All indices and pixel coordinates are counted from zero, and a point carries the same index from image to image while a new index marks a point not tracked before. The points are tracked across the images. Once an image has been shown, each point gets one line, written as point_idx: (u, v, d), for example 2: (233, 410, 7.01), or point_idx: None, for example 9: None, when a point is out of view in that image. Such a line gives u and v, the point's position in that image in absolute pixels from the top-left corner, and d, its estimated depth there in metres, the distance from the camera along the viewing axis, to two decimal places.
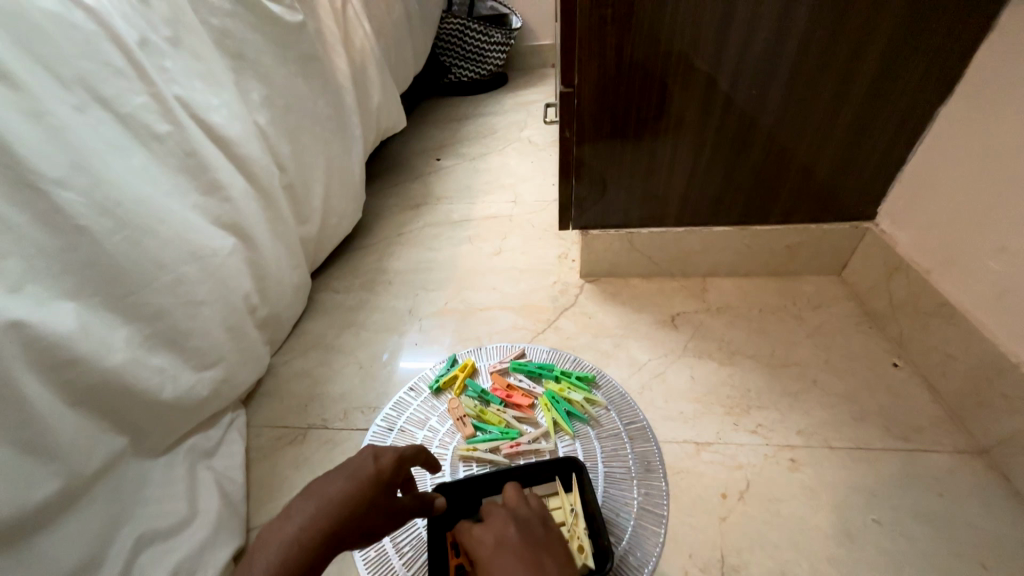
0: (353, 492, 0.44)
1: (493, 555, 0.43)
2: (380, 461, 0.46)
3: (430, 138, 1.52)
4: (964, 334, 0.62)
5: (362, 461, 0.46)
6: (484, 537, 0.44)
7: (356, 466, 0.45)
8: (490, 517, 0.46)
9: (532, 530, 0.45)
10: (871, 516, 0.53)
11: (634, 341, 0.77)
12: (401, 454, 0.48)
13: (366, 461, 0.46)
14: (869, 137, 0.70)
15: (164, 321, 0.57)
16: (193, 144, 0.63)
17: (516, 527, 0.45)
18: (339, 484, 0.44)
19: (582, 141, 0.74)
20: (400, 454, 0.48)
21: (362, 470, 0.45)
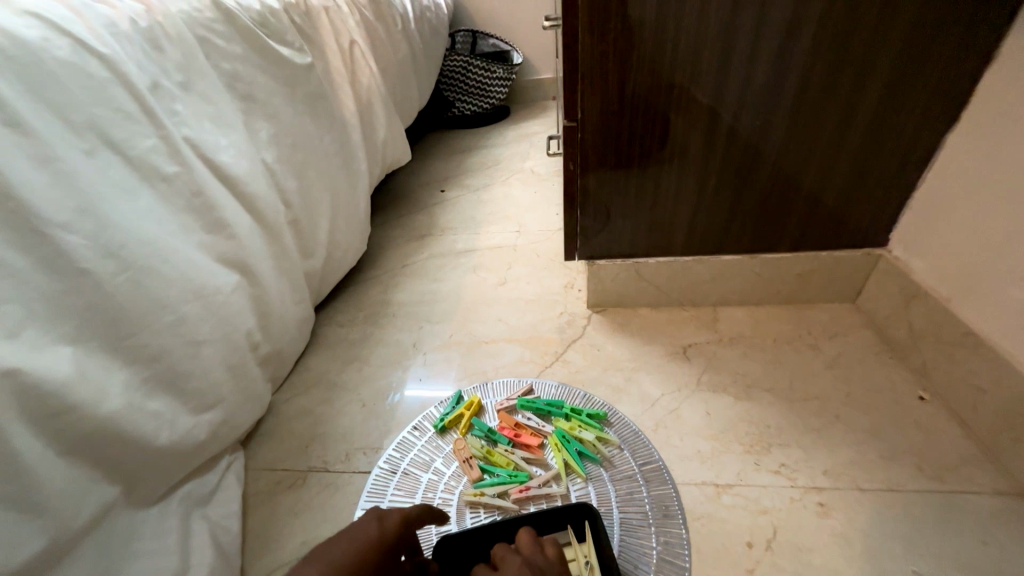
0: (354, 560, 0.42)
1: None
2: (385, 521, 0.45)
3: (434, 170, 1.54)
4: (993, 365, 0.59)
5: (368, 521, 0.45)
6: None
7: (361, 528, 0.44)
8: (505, 566, 0.44)
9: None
10: (911, 567, 0.49)
11: (645, 374, 0.74)
12: (407, 513, 0.47)
13: (370, 519, 0.45)
14: (876, 165, 0.70)
15: (165, 362, 0.56)
16: (200, 184, 0.63)
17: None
18: (340, 549, 0.42)
19: (586, 173, 0.74)
20: (406, 512, 0.47)
21: (367, 531, 0.44)
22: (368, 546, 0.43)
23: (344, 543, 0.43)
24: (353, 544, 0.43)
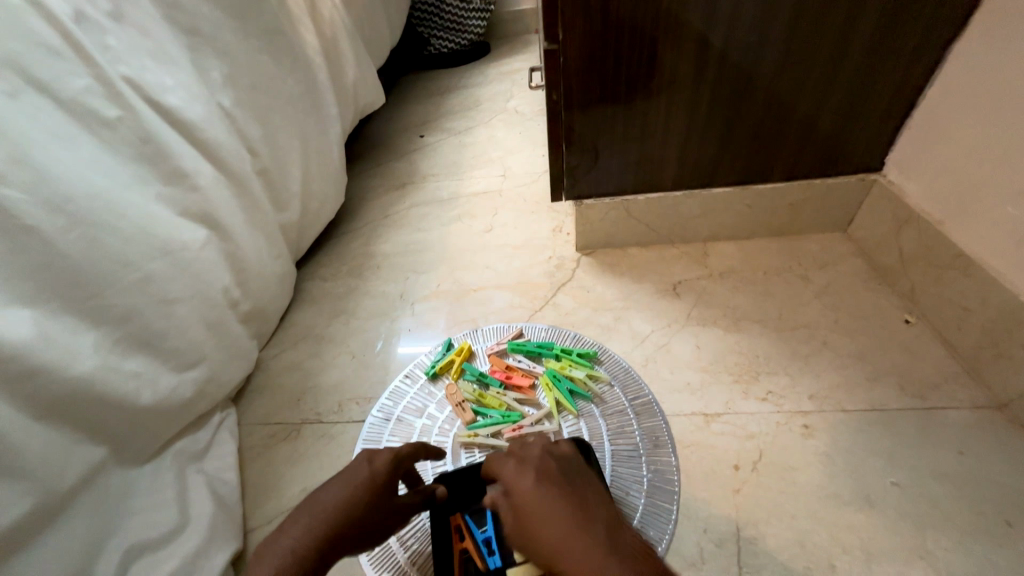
0: (352, 501, 0.43)
1: (538, 482, 0.39)
2: (377, 461, 0.46)
3: (412, 114, 1.45)
4: (982, 285, 0.59)
5: (359, 464, 0.46)
6: (521, 473, 0.40)
7: (355, 471, 0.45)
8: (524, 453, 0.43)
9: (577, 474, 0.41)
10: (890, 478, 0.51)
11: (635, 313, 0.74)
12: (398, 452, 0.47)
13: (359, 462, 0.46)
14: (875, 83, 0.65)
15: (135, 323, 0.53)
16: (149, 130, 0.57)
17: (559, 464, 0.41)
18: (336, 493, 0.43)
19: (571, 106, 0.69)
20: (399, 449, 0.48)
21: (357, 475, 0.45)
22: (363, 489, 0.44)
23: (340, 488, 0.44)
24: (348, 489, 0.44)
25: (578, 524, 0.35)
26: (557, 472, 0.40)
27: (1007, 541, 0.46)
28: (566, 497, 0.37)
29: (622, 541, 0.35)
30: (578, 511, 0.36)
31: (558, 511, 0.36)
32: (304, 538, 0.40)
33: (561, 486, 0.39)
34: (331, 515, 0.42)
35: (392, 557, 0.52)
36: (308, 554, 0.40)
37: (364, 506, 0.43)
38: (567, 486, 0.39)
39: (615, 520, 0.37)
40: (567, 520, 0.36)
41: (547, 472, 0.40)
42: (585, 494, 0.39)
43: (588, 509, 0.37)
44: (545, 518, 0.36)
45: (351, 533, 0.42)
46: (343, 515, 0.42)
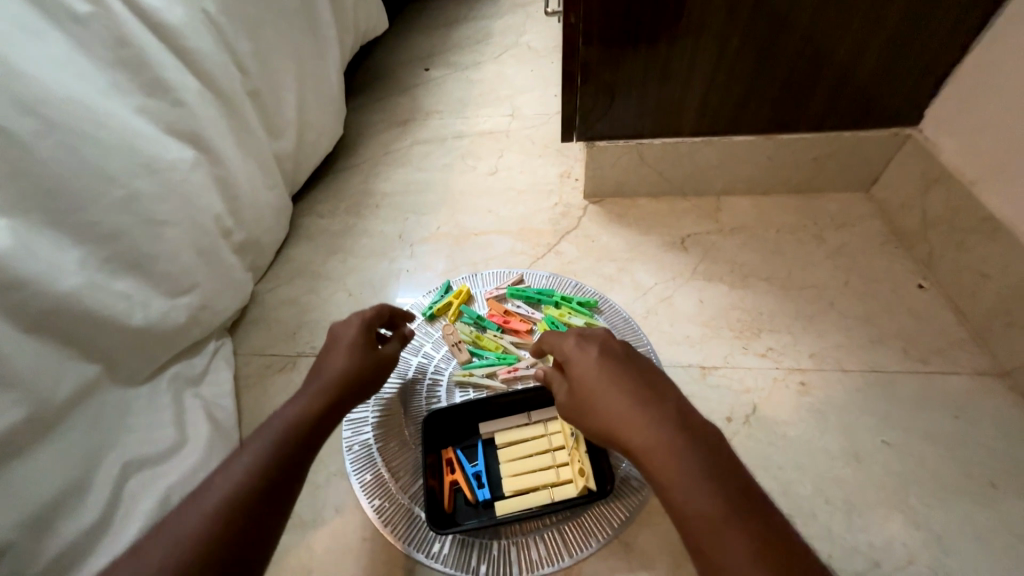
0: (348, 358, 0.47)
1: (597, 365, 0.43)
2: (355, 324, 0.51)
3: (417, 45, 1.35)
4: (1006, 250, 0.56)
5: (340, 332, 0.50)
6: (585, 351, 0.44)
7: (340, 337, 0.49)
8: (586, 339, 0.46)
9: (640, 360, 0.44)
10: (880, 438, 0.52)
11: (639, 264, 0.72)
12: (370, 316, 0.53)
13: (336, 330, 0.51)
14: (928, 26, 0.58)
15: (122, 242, 0.51)
16: (125, 33, 0.52)
17: (624, 351, 0.45)
18: (330, 357, 0.47)
19: (589, 35, 0.63)
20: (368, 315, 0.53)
21: (345, 339, 0.49)
22: (356, 348, 0.48)
23: (332, 353, 0.48)
24: (342, 351, 0.48)
25: (641, 395, 0.39)
26: (620, 356, 0.44)
27: (989, 502, 0.47)
28: (631, 372, 0.41)
29: (683, 412, 0.38)
30: (642, 386, 0.40)
31: (622, 385, 0.40)
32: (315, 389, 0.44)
33: (625, 366, 0.42)
34: (335, 371, 0.45)
35: (384, 486, 0.53)
36: (326, 400, 0.43)
37: (363, 360, 0.48)
38: (632, 367, 0.42)
39: (679, 397, 0.40)
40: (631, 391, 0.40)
41: (610, 354, 0.44)
42: (646, 375, 0.42)
43: (652, 386, 0.40)
44: (602, 395, 0.40)
45: (359, 383, 0.46)
46: (347, 370, 0.46)
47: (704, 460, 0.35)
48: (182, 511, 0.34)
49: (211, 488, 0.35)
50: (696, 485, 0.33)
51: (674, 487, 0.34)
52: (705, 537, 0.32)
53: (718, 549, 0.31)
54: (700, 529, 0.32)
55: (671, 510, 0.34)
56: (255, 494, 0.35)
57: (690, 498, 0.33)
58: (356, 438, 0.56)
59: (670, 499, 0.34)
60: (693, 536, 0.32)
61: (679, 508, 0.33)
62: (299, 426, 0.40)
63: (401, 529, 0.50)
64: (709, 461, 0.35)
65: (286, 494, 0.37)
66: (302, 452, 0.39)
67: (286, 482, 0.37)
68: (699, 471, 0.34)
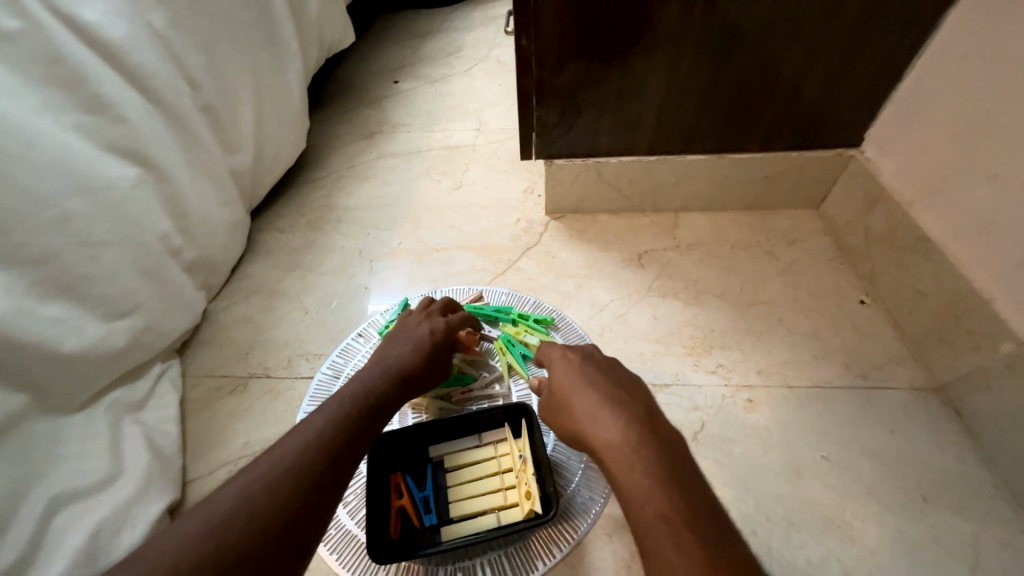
0: (412, 353, 0.51)
1: (572, 372, 0.45)
2: (430, 323, 0.54)
3: (388, 57, 1.34)
4: (936, 269, 0.58)
5: (412, 328, 0.54)
6: (569, 358, 0.47)
7: (411, 333, 0.53)
8: (571, 348, 0.49)
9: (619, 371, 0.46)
10: (820, 453, 0.53)
11: (597, 281, 0.72)
12: (448, 319, 0.56)
13: (406, 323, 0.55)
14: (865, 53, 0.61)
15: (54, 265, 0.50)
16: (60, 48, 0.51)
17: (609, 362, 0.47)
18: (396, 350, 0.51)
19: (543, 60, 0.64)
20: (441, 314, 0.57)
21: (416, 336, 0.53)
22: (422, 344, 0.52)
23: (399, 345, 0.51)
24: (412, 347, 0.51)
25: (613, 399, 0.42)
26: (602, 365, 0.46)
27: (919, 515, 0.49)
28: (603, 379, 0.44)
29: (654, 420, 0.39)
30: (616, 392, 0.42)
31: (594, 389, 0.43)
32: (376, 376, 0.47)
33: (605, 374, 0.45)
34: (403, 364, 0.49)
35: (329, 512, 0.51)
36: (387, 390, 0.46)
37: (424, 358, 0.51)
38: (612, 376, 0.44)
39: (650, 405, 0.41)
40: (606, 397, 0.42)
41: (594, 362, 0.46)
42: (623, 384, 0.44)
43: (626, 394, 0.42)
44: (574, 398, 0.43)
45: (417, 378, 0.50)
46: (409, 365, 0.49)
47: (664, 464, 0.36)
48: (241, 483, 0.35)
49: (274, 462, 0.36)
50: (653, 487, 0.34)
51: (632, 487, 0.35)
52: (657, 538, 0.32)
53: (668, 550, 0.31)
54: (653, 531, 0.32)
55: (627, 511, 0.35)
56: (313, 476, 0.37)
57: (647, 499, 0.34)
58: None
59: (627, 499, 0.35)
60: (646, 536, 0.33)
61: (634, 510, 0.34)
62: (358, 412, 0.42)
63: (347, 559, 0.49)
64: (670, 465, 0.36)
65: (343, 482, 0.38)
66: (358, 441, 0.41)
67: (343, 469, 0.38)
68: (658, 473, 0.35)
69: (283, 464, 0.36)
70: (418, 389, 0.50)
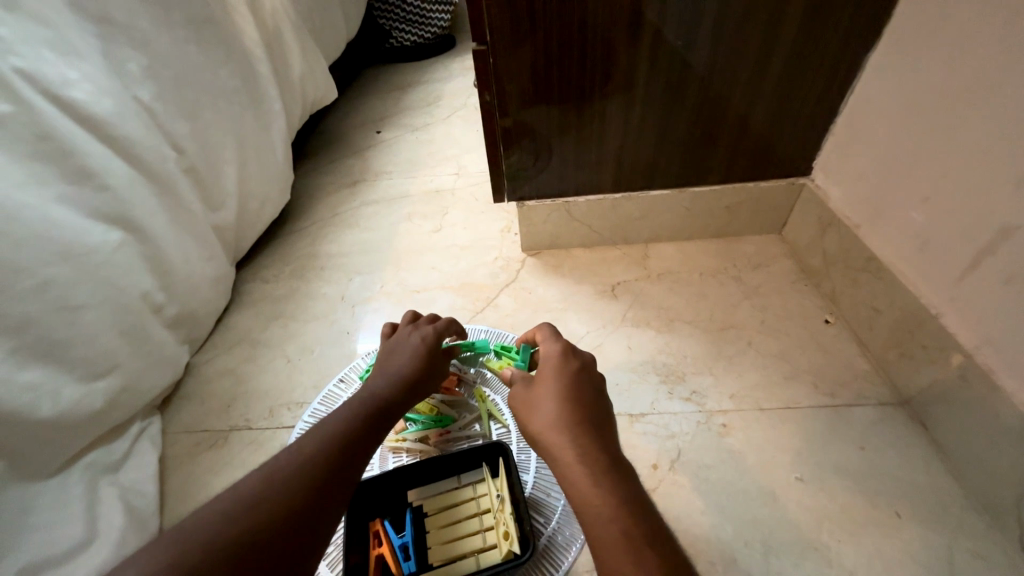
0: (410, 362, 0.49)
1: (556, 380, 0.44)
2: (420, 332, 0.53)
3: (370, 109, 1.42)
4: (887, 286, 0.61)
5: (403, 342, 0.52)
6: (568, 361, 0.46)
7: (404, 343, 0.52)
8: (572, 356, 0.47)
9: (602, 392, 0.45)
10: (794, 474, 0.54)
11: (572, 314, 0.75)
12: (437, 325, 0.54)
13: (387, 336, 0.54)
14: (799, 92, 0.67)
15: (34, 331, 0.51)
16: (48, 126, 0.55)
17: (599, 377, 0.46)
18: (393, 362, 0.49)
19: (506, 108, 0.69)
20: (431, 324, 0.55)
21: (411, 345, 0.51)
22: (417, 349, 0.50)
23: (395, 357, 0.49)
24: (407, 350, 0.50)
25: (585, 419, 0.41)
26: (594, 384, 0.45)
27: (893, 531, 0.49)
28: (583, 396, 0.43)
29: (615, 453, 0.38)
30: (590, 412, 0.41)
31: (567, 403, 0.42)
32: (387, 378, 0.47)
33: (589, 391, 0.44)
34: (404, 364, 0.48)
35: None
36: (397, 396, 0.45)
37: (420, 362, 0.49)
38: (596, 395, 0.44)
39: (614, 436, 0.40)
40: (580, 413, 0.41)
41: (583, 379, 0.44)
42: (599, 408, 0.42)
43: (602, 420, 0.41)
44: (543, 402, 0.42)
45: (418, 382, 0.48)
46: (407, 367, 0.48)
47: (632, 486, 0.36)
48: (213, 507, 0.33)
49: (275, 470, 0.35)
50: (619, 506, 0.34)
51: (597, 503, 0.35)
52: (614, 556, 0.32)
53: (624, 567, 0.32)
54: (612, 549, 0.33)
55: (588, 527, 0.35)
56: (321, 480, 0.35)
57: (613, 517, 0.34)
58: None
59: (588, 515, 0.35)
60: (605, 552, 0.33)
61: (594, 526, 0.34)
62: (355, 429, 0.40)
63: None
64: (636, 487, 0.36)
65: (326, 510, 0.35)
66: (349, 462, 0.37)
67: (327, 495, 0.35)
68: (625, 493, 0.35)
69: (287, 471, 0.35)
70: (416, 395, 0.47)
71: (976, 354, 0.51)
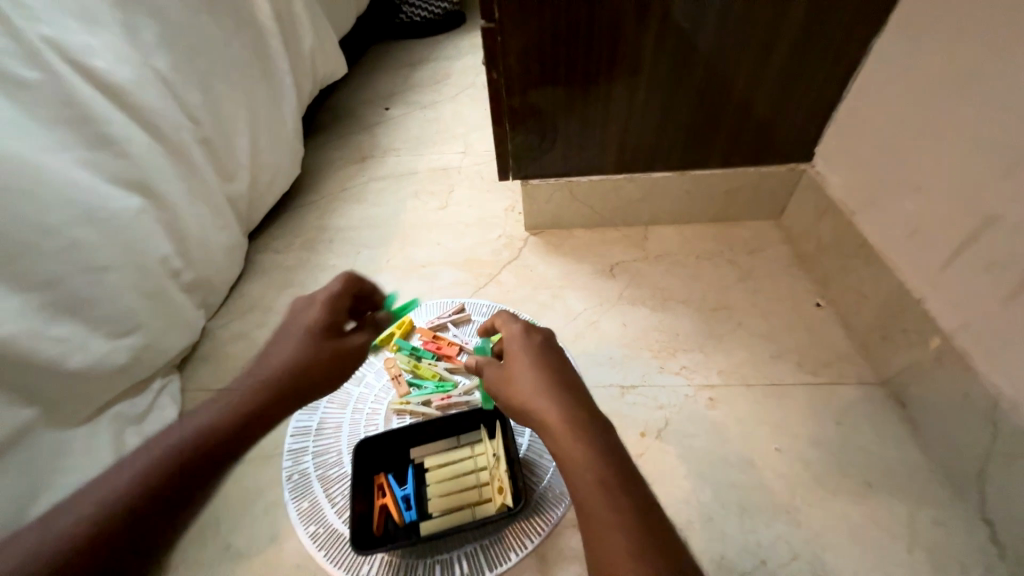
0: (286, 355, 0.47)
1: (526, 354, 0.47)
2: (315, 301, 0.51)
3: (379, 85, 1.42)
4: (876, 272, 0.63)
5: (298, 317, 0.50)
6: (530, 337, 0.48)
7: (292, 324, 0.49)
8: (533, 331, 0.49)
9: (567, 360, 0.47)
10: (773, 445, 0.57)
11: (571, 291, 0.77)
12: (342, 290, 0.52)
13: (310, 306, 0.50)
14: (804, 78, 0.67)
15: (62, 288, 0.54)
16: (73, 93, 0.57)
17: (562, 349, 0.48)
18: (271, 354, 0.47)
19: (513, 87, 0.70)
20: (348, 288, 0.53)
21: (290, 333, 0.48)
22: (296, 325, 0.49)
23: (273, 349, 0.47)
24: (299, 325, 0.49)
25: (559, 384, 0.44)
26: (559, 354, 0.47)
27: (863, 499, 0.52)
28: (551, 364, 0.45)
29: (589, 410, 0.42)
30: (561, 377, 0.44)
31: (541, 373, 0.44)
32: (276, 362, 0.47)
33: (555, 359, 0.47)
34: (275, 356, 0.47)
35: (319, 511, 0.56)
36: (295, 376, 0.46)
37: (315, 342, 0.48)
38: (562, 362, 0.46)
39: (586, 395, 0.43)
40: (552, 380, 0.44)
41: (550, 351, 0.47)
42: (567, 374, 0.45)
43: (573, 384, 0.44)
44: (520, 375, 0.45)
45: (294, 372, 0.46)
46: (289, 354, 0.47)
47: (608, 440, 0.39)
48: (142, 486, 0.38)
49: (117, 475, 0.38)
50: (596, 459, 0.38)
51: (576, 458, 0.38)
52: (595, 504, 0.36)
53: (605, 513, 0.35)
54: (593, 497, 0.36)
55: (571, 481, 0.38)
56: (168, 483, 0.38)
57: (589, 469, 0.37)
58: (295, 467, 0.59)
59: (570, 469, 0.38)
60: (587, 502, 0.36)
61: (575, 478, 0.37)
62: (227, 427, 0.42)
63: (336, 559, 0.52)
64: (611, 440, 0.40)
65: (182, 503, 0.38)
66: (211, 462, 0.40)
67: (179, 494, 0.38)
68: (600, 446, 0.39)
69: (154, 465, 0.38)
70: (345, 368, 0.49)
71: (953, 337, 0.53)
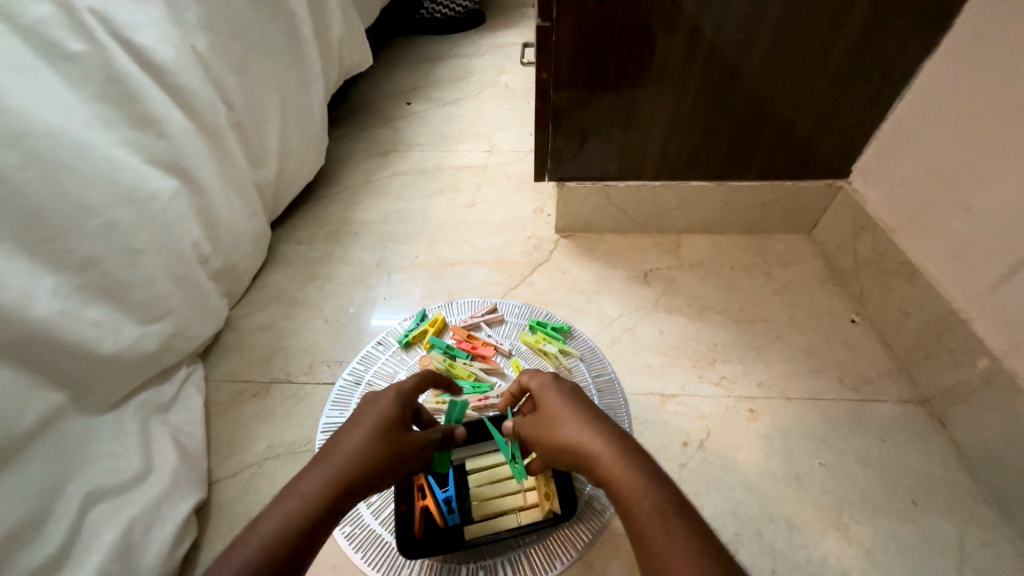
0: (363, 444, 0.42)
1: (556, 396, 0.46)
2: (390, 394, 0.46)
3: (400, 79, 1.40)
4: (919, 291, 0.63)
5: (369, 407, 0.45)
6: (557, 380, 0.48)
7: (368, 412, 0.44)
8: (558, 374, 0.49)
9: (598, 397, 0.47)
10: (818, 460, 0.57)
11: (606, 297, 0.76)
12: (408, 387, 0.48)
13: (373, 404, 0.45)
14: (851, 94, 0.67)
15: (98, 269, 0.52)
16: (116, 68, 0.55)
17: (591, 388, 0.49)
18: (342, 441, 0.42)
19: (559, 88, 0.69)
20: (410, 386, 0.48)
21: (370, 419, 0.43)
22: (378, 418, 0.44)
23: (348, 435, 0.42)
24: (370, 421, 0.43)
25: (596, 418, 0.43)
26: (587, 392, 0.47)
27: (909, 517, 0.52)
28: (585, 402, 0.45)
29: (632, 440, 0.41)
30: (596, 413, 0.44)
31: (577, 409, 0.44)
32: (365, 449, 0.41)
33: (586, 397, 0.47)
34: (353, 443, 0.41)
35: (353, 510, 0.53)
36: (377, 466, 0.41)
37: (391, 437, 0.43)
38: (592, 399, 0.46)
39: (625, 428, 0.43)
40: (590, 415, 0.44)
41: (580, 391, 0.47)
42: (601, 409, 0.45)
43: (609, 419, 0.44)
44: (556, 416, 0.45)
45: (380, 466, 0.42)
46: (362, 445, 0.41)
47: (654, 466, 0.39)
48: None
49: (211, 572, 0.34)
50: (646, 485, 0.37)
51: (628, 487, 0.37)
52: (651, 530, 0.35)
53: (662, 538, 0.35)
54: (648, 523, 0.36)
55: (625, 513, 0.37)
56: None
57: (644, 498, 0.37)
58: None
59: (620, 496, 0.37)
60: (647, 533, 0.35)
61: (628, 505, 0.37)
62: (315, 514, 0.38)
63: (375, 561, 0.51)
64: (658, 467, 0.39)
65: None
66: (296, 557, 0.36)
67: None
68: (647, 471, 0.38)
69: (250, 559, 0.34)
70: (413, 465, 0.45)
71: (1003, 359, 0.53)
